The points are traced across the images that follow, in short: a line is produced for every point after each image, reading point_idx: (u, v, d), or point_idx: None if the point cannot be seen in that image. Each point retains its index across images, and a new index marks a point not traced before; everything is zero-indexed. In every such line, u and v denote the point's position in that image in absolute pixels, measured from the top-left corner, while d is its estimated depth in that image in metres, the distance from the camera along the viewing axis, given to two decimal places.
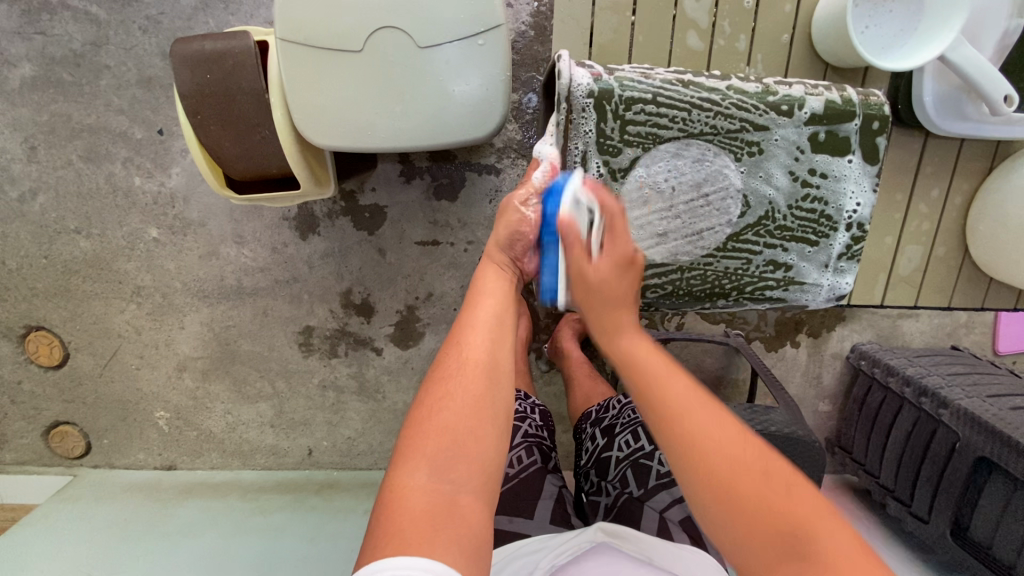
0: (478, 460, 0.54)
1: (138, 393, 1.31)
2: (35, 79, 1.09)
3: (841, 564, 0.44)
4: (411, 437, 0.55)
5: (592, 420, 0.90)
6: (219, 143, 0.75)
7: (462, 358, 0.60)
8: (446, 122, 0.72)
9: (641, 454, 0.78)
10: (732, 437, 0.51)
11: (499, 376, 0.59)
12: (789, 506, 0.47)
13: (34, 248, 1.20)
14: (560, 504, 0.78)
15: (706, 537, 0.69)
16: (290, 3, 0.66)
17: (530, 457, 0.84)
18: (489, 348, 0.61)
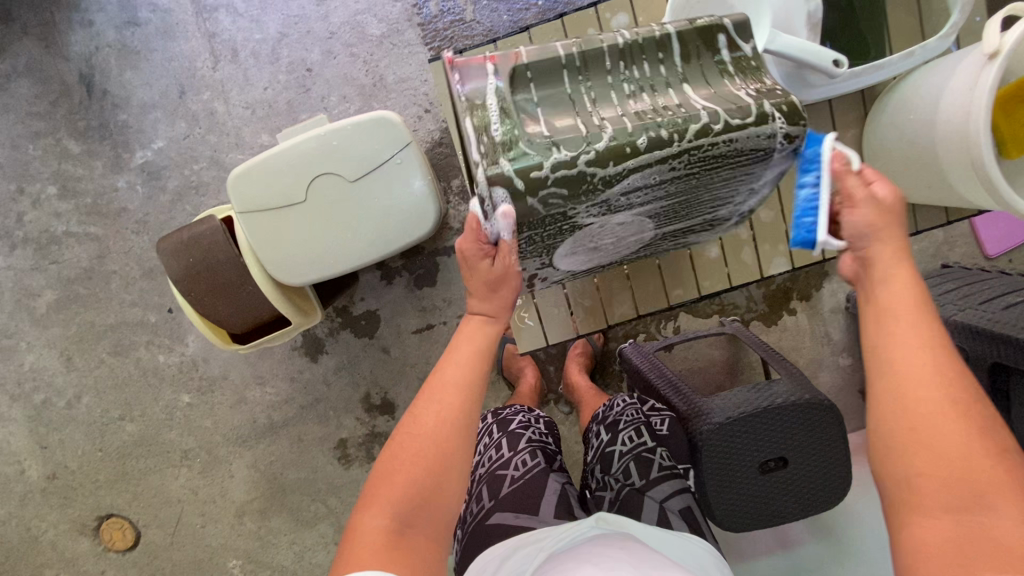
0: (440, 520, 0.57)
1: (209, 549, 1.38)
2: (59, 301, 1.25)
3: (1010, 554, 0.42)
4: (376, 482, 0.57)
5: (598, 419, 1.01)
6: (214, 309, 0.87)
7: (431, 421, 0.58)
8: (393, 230, 0.83)
9: (643, 448, 0.89)
10: (958, 377, 0.48)
11: (466, 441, 0.59)
12: (982, 468, 0.45)
13: (89, 445, 1.32)
14: (564, 500, 0.82)
15: (701, 523, 0.82)
16: (238, 185, 0.79)
17: (534, 459, 0.89)
18: (458, 410, 0.59)
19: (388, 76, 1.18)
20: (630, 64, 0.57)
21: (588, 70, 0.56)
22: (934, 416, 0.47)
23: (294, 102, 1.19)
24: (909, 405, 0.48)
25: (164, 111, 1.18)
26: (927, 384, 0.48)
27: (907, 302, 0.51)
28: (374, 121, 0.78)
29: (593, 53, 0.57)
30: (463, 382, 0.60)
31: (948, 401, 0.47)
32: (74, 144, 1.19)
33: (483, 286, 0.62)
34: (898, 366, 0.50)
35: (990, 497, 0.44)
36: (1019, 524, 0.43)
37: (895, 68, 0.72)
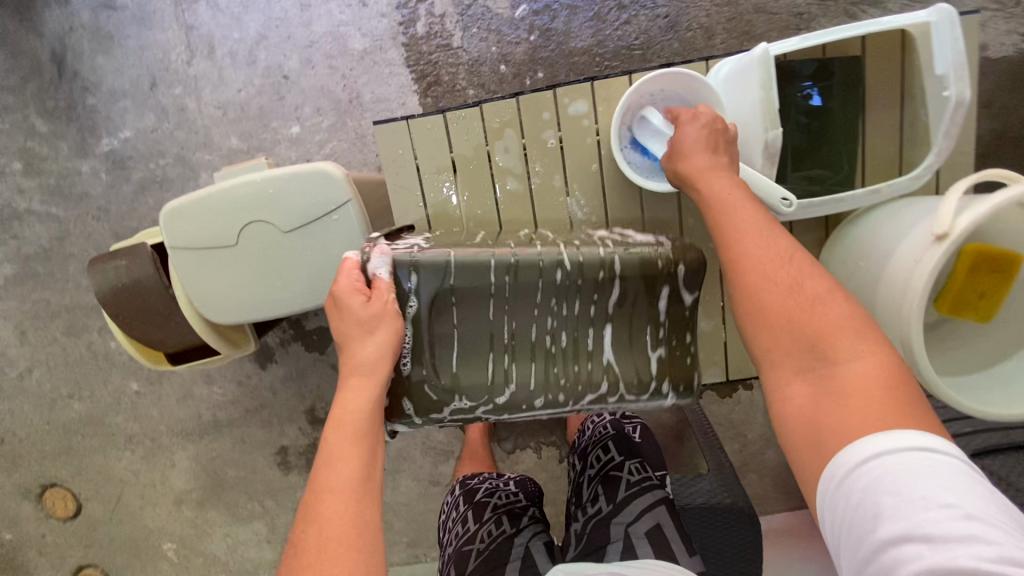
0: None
1: (146, 530, 1.41)
2: (17, 275, 1.25)
3: (857, 379, 0.52)
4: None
5: (575, 451, 1.08)
6: (142, 332, 0.86)
7: (317, 533, 0.53)
8: (322, 285, 0.80)
9: (611, 467, 0.94)
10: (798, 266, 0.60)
11: (366, 536, 0.54)
12: (816, 323, 0.56)
13: (38, 417, 1.34)
14: (531, 563, 0.84)
15: (674, 543, 0.81)
16: (170, 221, 0.77)
17: (499, 527, 0.90)
18: (345, 508, 0.55)
19: (365, 94, 1.14)
20: (554, 290, 0.71)
21: (515, 295, 0.71)
22: (768, 307, 0.60)
23: (266, 108, 1.15)
24: (753, 297, 0.61)
25: (134, 101, 1.15)
26: (759, 273, 0.61)
27: (740, 210, 0.64)
28: (312, 175, 0.75)
29: (517, 279, 0.70)
30: (346, 475, 0.57)
31: (781, 279, 0.60)
32: (41, 122, 1.16)
33: (356, 325, 0.66)
34: (740, 283, 0.62)
35: (829, 348, 0.55)
36: (867, 351, 0.53)
37: (858, 202, 0.67)
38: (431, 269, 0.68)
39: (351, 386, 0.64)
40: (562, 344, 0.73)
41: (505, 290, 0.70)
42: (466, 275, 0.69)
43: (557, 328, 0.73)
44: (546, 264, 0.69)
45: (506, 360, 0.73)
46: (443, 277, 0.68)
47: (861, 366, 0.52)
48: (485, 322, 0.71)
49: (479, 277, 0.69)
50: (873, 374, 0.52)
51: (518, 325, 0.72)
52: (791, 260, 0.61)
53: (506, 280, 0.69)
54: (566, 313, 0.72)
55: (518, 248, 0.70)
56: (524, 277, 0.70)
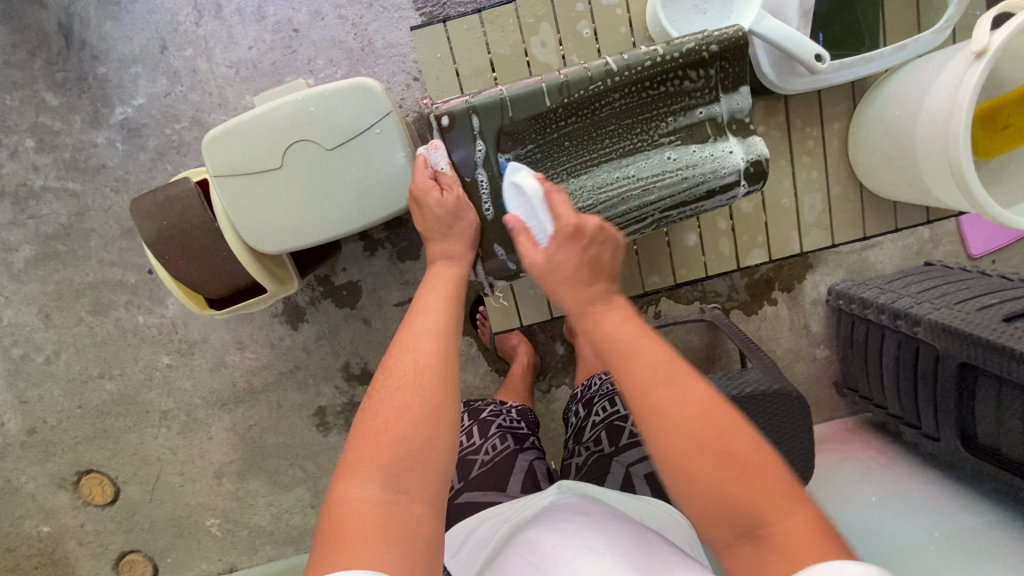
0: (433, 468, 0.55)
1: (187, 507, 1.41)
2: (37, 257, 1.24)
3: (793, 548, 0.47)
4: (360, 447, 0.55)
5: (577, 398, 1.06)
6: (188, 273, 0.86)
7: (412, 363, 0.59)
8: (367, 202, 0.82)
9: (616, 416, 0.92)
10: (723, 414, 0.53)
11: (450, 381, 0.59)
12: (749, 494, 0.49)
13: (69, 401, 1.33)
14: (532, 475, 0.88)
15: (670, 484, 0.82)
16: (214, 149, 0.78)
17: (503, 443, 0.93)
18: (437, 346, 0.60)
19: (376, 41, 1.15)
20: (608, 98, 0.74)
21: (574, 115, 0.75)
22: (681, 427, 0.52)
23: (279, 64, 1.16)
24: (659, 429, 0.53)
25: (145, 67, 1.15)
26: (682, 424, 0.52)
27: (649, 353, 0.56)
28: (353, 90, 0.77)
29: (573, 95, 0.73)
30: (438, 323, 0.62)
31: (705, 438, 0.51)
32: (52, 96, 1.16)
33: (449, 215, 0.73)
34: (641, 401, 0.54)
35: (760, 513, 0.49)
36: (799, 515, 0.49)
37: (887, 60, 0.72)
38: (491, 106, 0.73)
39: (443, 270, 0.70)
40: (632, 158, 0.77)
41: (563, 111, 0.74)
42: (522, 104, 0.73)
43: (621, 140, 0.76)
44: (596, 75, 0.72)
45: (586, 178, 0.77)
46: (501, 112, 0.73)
47: (794, 535, 0.48)
48: (551, 139, 0.76)
49: (535, 101, 0.73)
50: (803, 538, 0.47)
51: (583, 140, 0.76)
52: (725, 403, 0.54)
53: (562, 102, 0.73)
54: (628, 119, 0.75)
55: (564, 70, 0.73)
56: (579, 94, 0.73)
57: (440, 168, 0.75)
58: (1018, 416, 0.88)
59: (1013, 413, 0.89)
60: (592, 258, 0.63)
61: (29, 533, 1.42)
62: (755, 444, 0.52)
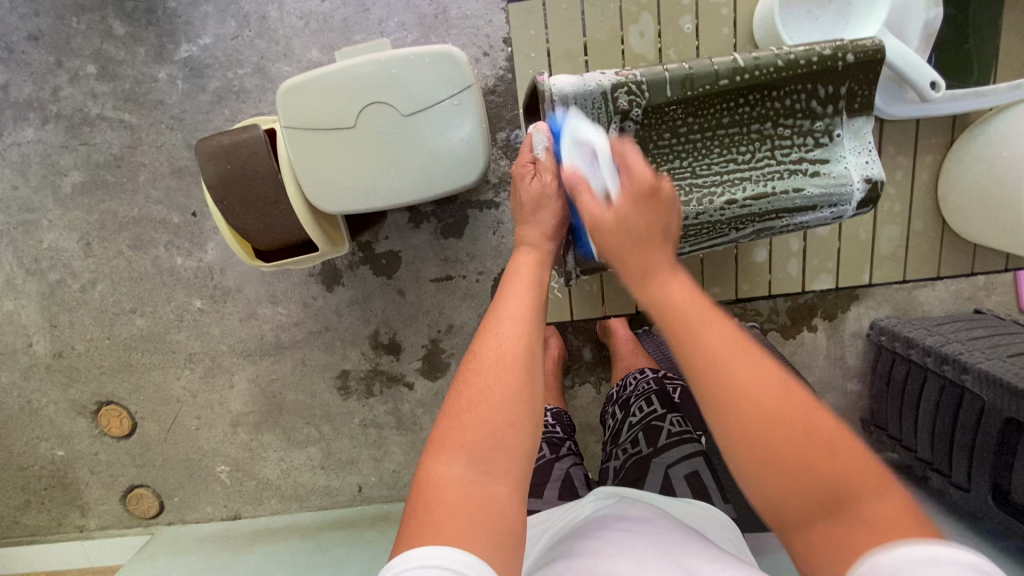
0: (514, 454, 0.55)
1: (200, 451, 1.42)
2: (85, 184, 1.24)
3: (886, 525, 0.45)
4: (448, 426, 0.56)
5: (614, 399, 1.09)
6: (244, 221, 0.85)
7: (497, 347, 0.60)
8: (436, 175, 0.80)
9: (653, 418, 0.94)
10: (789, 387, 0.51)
11: (533, 370, 0.60)
12: (829, 464, 0.48)
13: (99, 331, 1.34)
14: (569, 482, 0.88)
15: (709, 487, 0.81)
16: (289, 100, 0.77)
17: (539, 450, 0.96)
18: (521, 331, 0.61)
19: (451, 10, 1.12)
20: (729, 98, 0.74)
21: (693, 108, 0.75)
22: (776, 424, 0.49)
23: (350, 21, 1.14)
24: (747, 442, 0.50)
25: (215, 7, 1.14)
26: (751, 412, 0.50)
27: (713, 324, 0.54)
28: (440, 56, 0.74)
29: (694, 88, 0.73)
30: (523, 311, 0.63)
31: (789, 420, 0.49)
32: (119, 25, 1.15)
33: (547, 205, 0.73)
34: (725, 413, 0.51)
35: (849, 490, 0.47)
36: (881, 489, 0.47)
37: (1000, 98, 0.72)
38: (611, 90, 0.75)
39: (527, 256, 0.70)
40: (744, 163, 0.77)
41: (682, 105, 0.75)
42: (641, 94, 0.74)
43: (738, 143, 0.77)
44: (721, 72, 0.73)
45: (697, 177, 0.77)
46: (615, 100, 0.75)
47: (886, 507, 0.46)
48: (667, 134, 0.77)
49: (656, 91, 0.74)
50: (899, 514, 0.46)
51: (699, 132, 0.77)
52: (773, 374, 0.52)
53: (682, 94, 0.74)
54: (746, 125, 0.76)
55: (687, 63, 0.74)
56: (700, 89, 0.74)
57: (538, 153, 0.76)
58: None
59: None
60: (653, 222, 0.64)
61: (44, 454, 1.44)
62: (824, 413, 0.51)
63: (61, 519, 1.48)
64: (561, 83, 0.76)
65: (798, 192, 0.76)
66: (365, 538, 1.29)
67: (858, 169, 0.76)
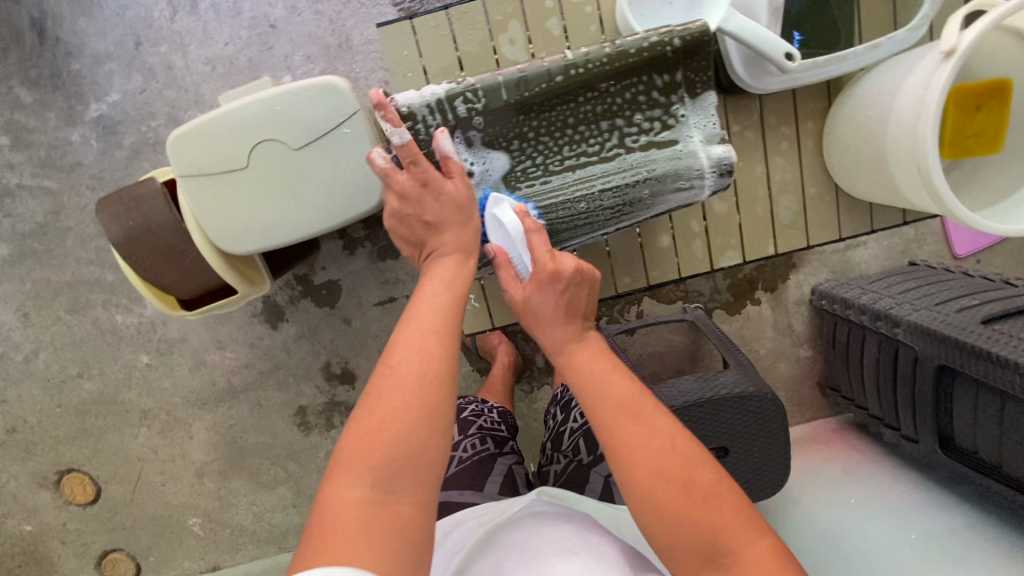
0: (427, 468, 0.56)
1: (169, 507, 1.40)
2: (13, 255, 1.23)
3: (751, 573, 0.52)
4: (353, 447, 0.55)
5: (555, 400, 1.07)
6: (156, 273, 0.85)
7: (411, 360, 0.59)
8: (335, 203, 0.80)
9: (593, 423, 0.95)
10: (688, 453, 0.58)
11: (450, 382, 0.60)
12: (714, 519, 0.54)
13: (48, 401, 1.33)
14: (511, 478, 0.89)
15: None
16: (179, 149, 0.77)
17: (483, 444, 0.95)
18: (439, 345, 0.61)
19: (354, 38, 1.13)
20: (569, 94, 0.74)
21: (529, 110, 0.75)
22: (661, 490, 0.56)
23: (255, 60, 1.14)
24: (642, 485, 0.57)
25: (119, 63, 1.14)
26: (656, 471, 0.57)
27: (620, 391, 0.63)
28: (320, 88, 0.75)
29: (529, 89, 0.73)
30: (440, 322, 0.63)
31: (679, 480, 0.56)
32: (25, 93, 1.15)
33: (456, 210, 0.72)
34: (627, 462, 0.58)
35: (726, 542, 0.53)
36: (752, 541, 0.54)
37: (862, 59, 0.70)
38: (447, 99, 0.73)
39: (447, 265, 0.70)
40: (596, 155, 0.78)
41: (523, 107, 0.75)
42: (478, 100, 0.74)
43: (585, 137, 0.77)
44: (553, 71, 0.72)
45: (553, 176, 0.79)
46: (453, 109, 0.74)
47: (757, 553, 0.53)
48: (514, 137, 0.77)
49: (494, 97, 0.74)
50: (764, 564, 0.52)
51: (543, 131, 0.77)
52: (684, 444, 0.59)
53: (517, 97, 0.74)
54: (592, 120, 0.76)
55: (523, 64, 0.73)
56: (536, 90, 0.73)
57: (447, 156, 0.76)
58: (994, 419, 0.88)
59: (990, 415, 0.89)
60: (569, 301, 0.70)
61: (11, 532, 1.42)
62: (711, 476, 0.57)
63: None
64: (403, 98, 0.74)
65: (647, 180, 0.78)
66: None
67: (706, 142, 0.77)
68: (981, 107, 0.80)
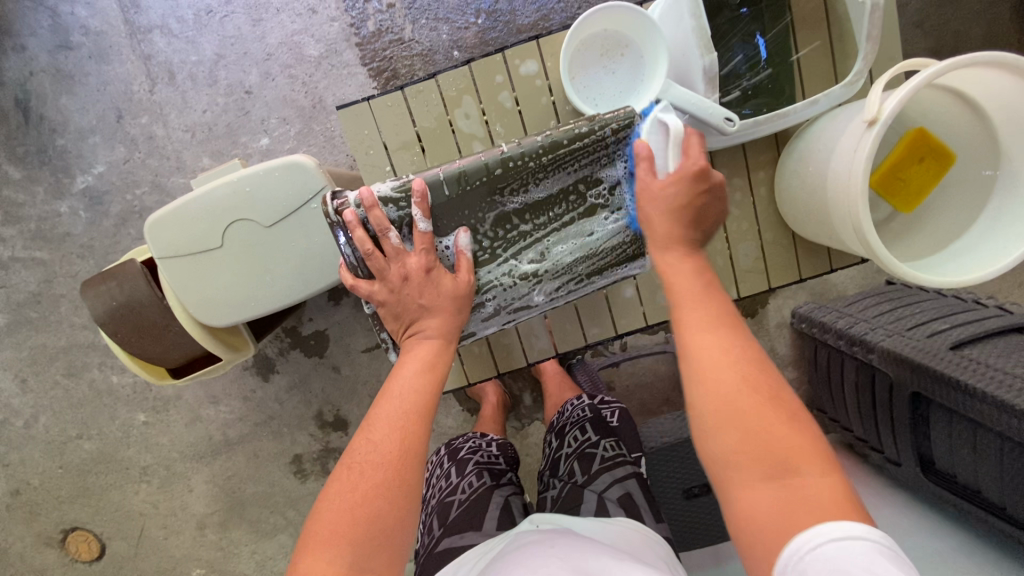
0: (396, 546, 0.57)
1: (173, 559, 1.42)
2: (10, 324, 1.27)
3: (820, 500, 0.50)
4: (326, 521, 0.57)
5: (551, 428, 1.09)
6: (143, 348, 0.88)
7: (387, 437, 0.61)
8: (310, 273, 0.83)
9: (588, 445, 0.96)
10: (773, 386, 0.57)
11: (421, 462, 0.62)
12: (785, 445, 0.53)
13: (50, 463, 1.35)
14: (507, 511, 0.90)
15: (641, 507, 0.84)
16: (156, 231, 0.80)
17: (480, 480, 0.96)
18: (415, 423, 0.63)
19: (327, 98, 1.17)
20: (509, 186, 0.73)
21: (469, 204, 0.73)
22: (748, 408, 0.55)
23: (233, 125, 1.18)
24: (723, 406, 0.56)
25: (103, 135, 1.18)
26: (723, 393, 0.57)
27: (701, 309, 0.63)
28: (287, 167, 0.79)
29: (467, 184, 0.72)
30: (415, 399, 0.64)
31: (756, 410, 0.55)
32: (14, 170, 1.19)
33: (451, 302, 0.72)
34: (702, 375, 0.59)
35: (795, 462, 0.52)
36: (826, 470, 0.52)
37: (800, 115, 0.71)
38: (385, 201, 0.71)
39: (416, 341, 0.71)
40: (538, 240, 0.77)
41: (463, 201, 0.73)
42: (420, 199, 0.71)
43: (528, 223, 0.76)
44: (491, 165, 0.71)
45: (502, 260, 0.77)
46: (393, 208, 0.71)
47: (826, 485, 0.51)
48: (458, 228, 0.74)
49: (434, 194, 0.72)
50: (832, 495, 0.50)
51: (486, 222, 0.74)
52: (760, 370, 0.58)
53: (457, 192, 0.72)
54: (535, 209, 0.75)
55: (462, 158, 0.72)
56: (476, 184, 0.72)
57: (451, 248, 0.75)
58: (970, 445, 0.89)
59: (966, 442, 0.90)
60: (699, 205, 0.68)
61: None
62: (795, 403, 0.57)
63: None
64: (379, 188, 0.71)
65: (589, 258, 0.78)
66: None
67: (643, 220, 0.75)
68: (925, 159, 0.82)
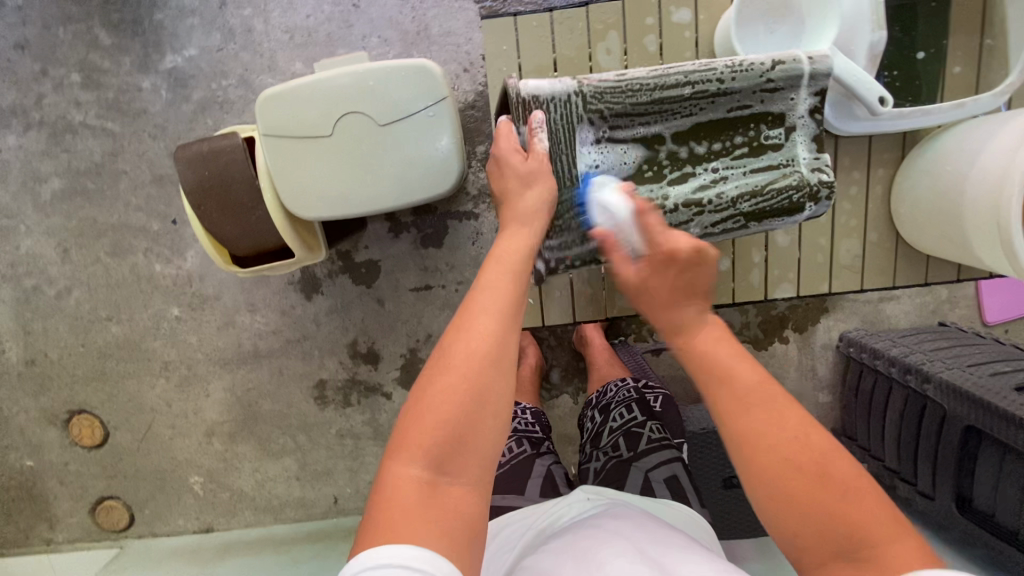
0: (478, 454, 0.56)
1: (174, 461, 1.40)
2: (65, 191, 1.24)
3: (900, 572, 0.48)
4: (408, 426, 0.56)
5: (592, 405, 1.08)
6: (221, 227, 0.86)
7: (464, 349, 0.59)
8: (413, 180, 0.82)
9: (633, 424, 0.95)
10: (826, 440, 0.56)
11: (501, 367, 0.60)
12: (854, 518, 0.51)
13: (72, 338, 1.33)
14: (549, 480, 0.89)
15: (687, 491, 0.83)
16: (269, 109, 0.79)
17: (521, 447, 0.96)
18: (492, 331, 0.61)
19: (433, 27, 1.16)
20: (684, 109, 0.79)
21: (646, 115, 0.79)
22: (780, 458, 0.55)
23: (333, 35, 1.17)
24: (764, 473, 0.55)
25: (202, 19, 1.16)
26: (773, 461, 0.55)
27: (742, 368, 0.61)
28: (415, 69, 0.78)
29: (643, 103, 0.78)
30: (492, 307, 0.63)
31: (805, 464, 0.54)
32: (105, 35, 1.17)
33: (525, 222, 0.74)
34: (742, 439, 0.57)
35: (866, 533, 0.51)
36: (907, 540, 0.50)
37: (945, 115, 0.80)
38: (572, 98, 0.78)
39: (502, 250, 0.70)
40: (704, 170, 0.81)
41: (638, 111, 0.79)
42: (597, 99, 0.78)
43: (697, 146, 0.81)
44: (662, 86, 0.77)
45: (665, 181, 0.81)
46: (574, 104, 0.78)
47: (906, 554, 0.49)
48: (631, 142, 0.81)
49: (610, 101, 0.78)
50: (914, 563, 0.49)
51: (654, 137, 0.81)
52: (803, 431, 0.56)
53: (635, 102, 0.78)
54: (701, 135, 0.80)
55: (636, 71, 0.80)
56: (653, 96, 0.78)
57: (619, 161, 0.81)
58: (1019, 486, 0.89)
59: (1015, 483, 0.89)
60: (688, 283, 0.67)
61: (13, 464, 1.41)
62: (848, 462, 0.54)
63: (28, 531, 1.45)
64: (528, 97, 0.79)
65: (755, 197, 0.79)
66: (338, 552, 1.28)
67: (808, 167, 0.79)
68: None
